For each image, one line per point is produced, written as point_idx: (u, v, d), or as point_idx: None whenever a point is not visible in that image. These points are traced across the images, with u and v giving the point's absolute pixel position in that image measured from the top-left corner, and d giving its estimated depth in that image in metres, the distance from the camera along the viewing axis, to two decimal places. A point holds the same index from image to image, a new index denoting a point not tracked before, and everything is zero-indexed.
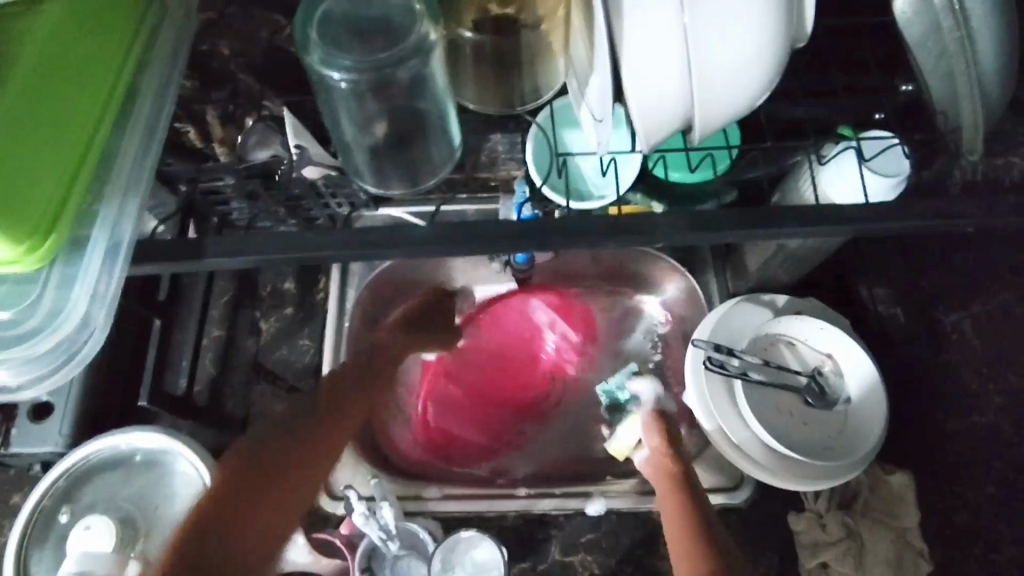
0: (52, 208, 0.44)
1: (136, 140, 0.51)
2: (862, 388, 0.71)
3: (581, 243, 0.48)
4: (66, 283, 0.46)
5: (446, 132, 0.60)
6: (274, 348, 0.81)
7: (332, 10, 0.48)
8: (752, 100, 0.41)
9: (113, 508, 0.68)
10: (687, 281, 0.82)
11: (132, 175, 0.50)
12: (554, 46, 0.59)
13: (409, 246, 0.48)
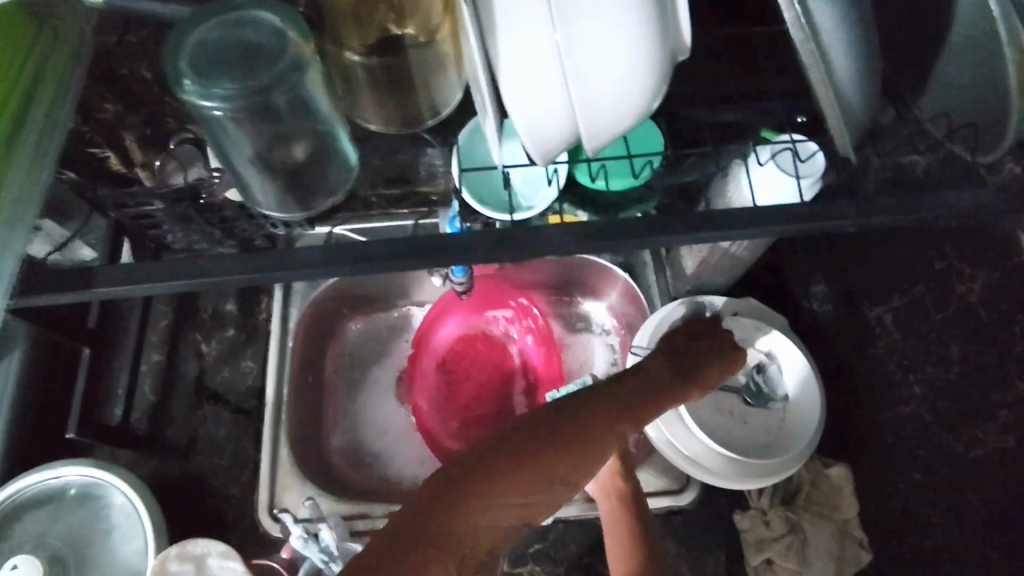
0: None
1: (28, 166, 0.51)
2: (797, 383, 0.72)
3: (489, 251, 0.48)
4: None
5: (346, 153, 0.61)
6: (216, 372, 0.81)
7: (205, 37, 0.48)
8: (637, 110, 0.43)
9: (41, 546, 0.66)
10: (628, 284, 0.85)
11: (20, 201, 0.50)
12: (445, 59, 0.62)
13: (323, 265, 0.47)
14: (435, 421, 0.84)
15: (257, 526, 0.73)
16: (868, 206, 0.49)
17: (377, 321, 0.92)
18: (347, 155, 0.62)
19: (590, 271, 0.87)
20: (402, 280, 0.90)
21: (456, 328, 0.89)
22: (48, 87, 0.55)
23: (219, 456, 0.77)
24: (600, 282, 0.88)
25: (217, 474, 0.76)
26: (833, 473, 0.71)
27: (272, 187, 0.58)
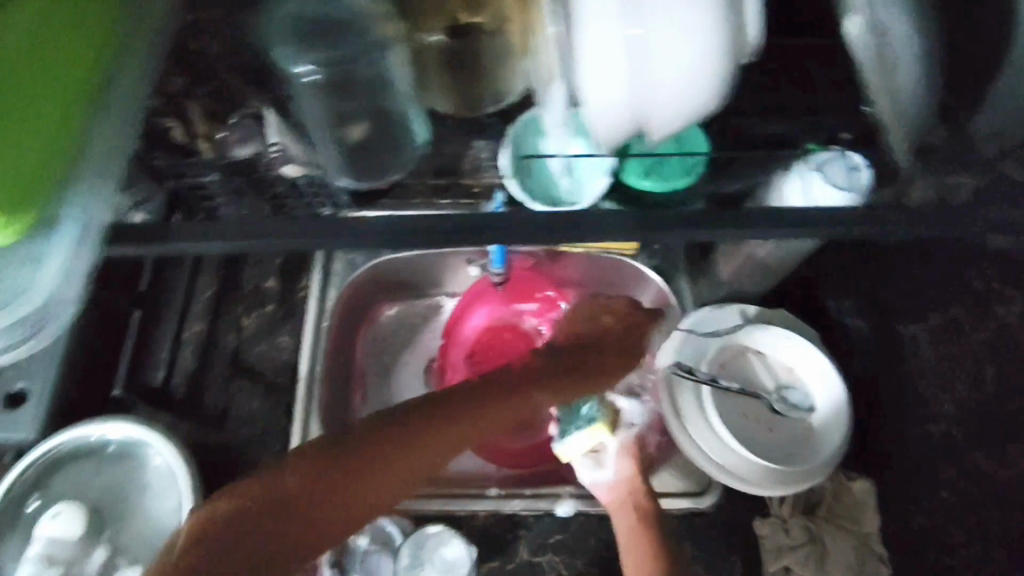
0: (21, 186, 0.47)
1: (115, 117, 0.53)
2: (824, 395, 0.73)
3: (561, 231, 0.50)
4: (44, 263, 0.48)
5: (414, 131, 0.63)
6: (253, 345, 0.83)
7: (301, 13, 0.62)
8: (700, 116, 0.44)
9: (84, 496, 0.69)
10: (662, 289, 0.85)
11: (106, 155, 0.51)
12: (514, 44, 0.65)
13: (382, 238, 0.49)
14: None
15: None
16: (913, 219, 0.50)
17: (409, 307, 0.93)
18: (414, 133, 0.63)
19: (623, 273, 0.87)
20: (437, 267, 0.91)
21: (482, 319, 0.91)
22: (132, 48, 0.57)
23: (253, 425, 0.79)
24: (632, 284, 0.89)
25: (251, 442, 0.78)
26: (856, 486, 0.72)
27: (341, 158, 0.63)
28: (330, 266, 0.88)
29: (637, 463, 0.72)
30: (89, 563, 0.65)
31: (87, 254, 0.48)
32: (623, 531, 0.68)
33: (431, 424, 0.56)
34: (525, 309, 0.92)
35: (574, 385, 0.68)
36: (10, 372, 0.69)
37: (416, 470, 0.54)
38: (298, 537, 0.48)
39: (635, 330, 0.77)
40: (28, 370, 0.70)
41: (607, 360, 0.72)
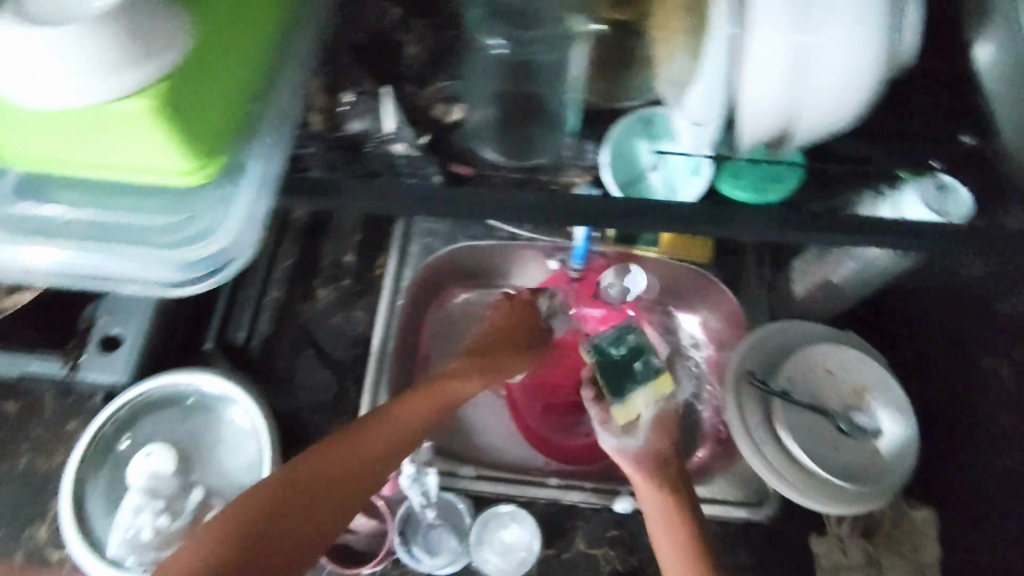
0: (220, 128, 0.46)
1: (297, 63, 0.53)
2: (893, 420, 0.72)
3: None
4: (221, 205, 0.49)
5: (560, 121, 0.64)
6: (328, 315, 0.84)
7: None
8: (844, 124, 0.47)
9: (171, 440, 0.72)
10: (733, 304, 0.86)
11: (282, 113, 0.51)
12: (665, 52, 0.58)
13: None
14: (535, 425, 0.86)
15: None
16: None
17: (481, 296, 0.94)
18: (563, 122, 0.64)
19: (694, 282, 0.88)
20: (512, 260, 0.91)
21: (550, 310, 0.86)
22: None
23: (322, 393, 0.80)
24: (701, 295, 0.89)
25: (319, 410, 0.79)
26: (916, 515, 0.72)
27: (497, 144, 0.62)
28: (407, 247, 0.89)
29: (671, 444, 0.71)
30: (189, 499, 0.67)
31: (265, 199, 0.49)
32: (658, 513, 0.66)
33: (375, 426, 0.64)
34: (591, 313, 0.88)
35: (470, 377, 0.75)
36: (108, 318, 0.73)
37: (380, 461, 0.63)
38: (311, 539, 0.56)
39: (535, 330, 0.84)
40: (123, 317, 0.73)
41: (521, 360, 0.80)
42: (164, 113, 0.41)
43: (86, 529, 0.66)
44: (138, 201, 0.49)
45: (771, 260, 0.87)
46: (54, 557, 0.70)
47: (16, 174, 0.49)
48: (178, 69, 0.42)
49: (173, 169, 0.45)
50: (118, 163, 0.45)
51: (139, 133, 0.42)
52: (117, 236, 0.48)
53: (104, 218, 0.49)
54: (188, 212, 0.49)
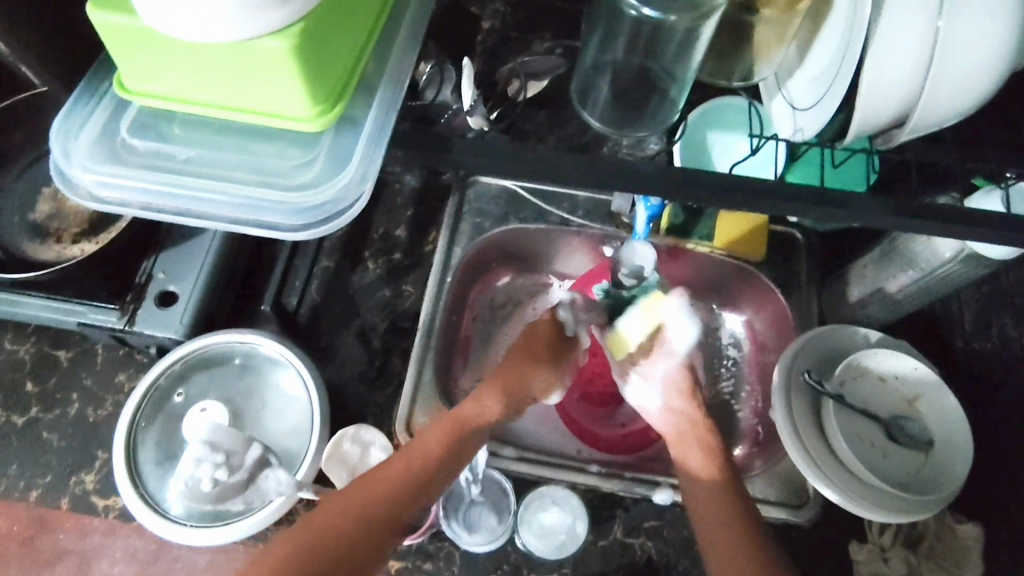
0: (342, 80, 0.44)
1: (410, 25, 0.53)
2: (946, 430, 0.71)
3: (763, 194, 0.46)
4: (334, 158, 0.47)
5: (671, 101, 0.61)
6: (377, 289, 0.84)
7: None
8: (962, 115, 0.46)
9: (223, 398, 0.73)
10: (781, 302, 0.83)
11: (395, 77, 0.50)
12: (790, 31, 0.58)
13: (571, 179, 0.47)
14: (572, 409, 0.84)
15: (393, 437, 0.76)
16: None
17: (526, 281, 0.92)
18: (669, 99, 0.61)
19: (742, 280, 0.86)
20: (559, 248, 0.90)
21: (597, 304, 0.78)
22: None
23: (366, 365, 0.80)
24: (749, 295, 0.87)
25: (362, 382, 0.79)
26: (962, 530, 0.71)
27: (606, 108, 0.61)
28: (459, 225, 0.88)
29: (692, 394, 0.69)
30: (248, 454, 0.64)
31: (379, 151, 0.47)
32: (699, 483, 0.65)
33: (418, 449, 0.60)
34: None
35: (488, 396, 0.66)
36: (165, 274, 0.73)
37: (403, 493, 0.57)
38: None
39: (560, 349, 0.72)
40: (180, 274, 0.73)
41: (540, 369, 0.69)
42: (302, 55, 0.39)
43: (138, 481, 0.67)
44: (250, 145, 0.48)
45: (823, 267, 0.86)
46: (99, 504, 0.71)
47: (139, 112, 0.48)
48: (322, 9, 0.40)
49: (292, 116, 0.43)
50: (241, 102, 0.43)
51: (274, 72, 0.40)
52: (226, 177, 0.47)
53: (214, 158, 0.47)
54: (301, 160, 0.48)
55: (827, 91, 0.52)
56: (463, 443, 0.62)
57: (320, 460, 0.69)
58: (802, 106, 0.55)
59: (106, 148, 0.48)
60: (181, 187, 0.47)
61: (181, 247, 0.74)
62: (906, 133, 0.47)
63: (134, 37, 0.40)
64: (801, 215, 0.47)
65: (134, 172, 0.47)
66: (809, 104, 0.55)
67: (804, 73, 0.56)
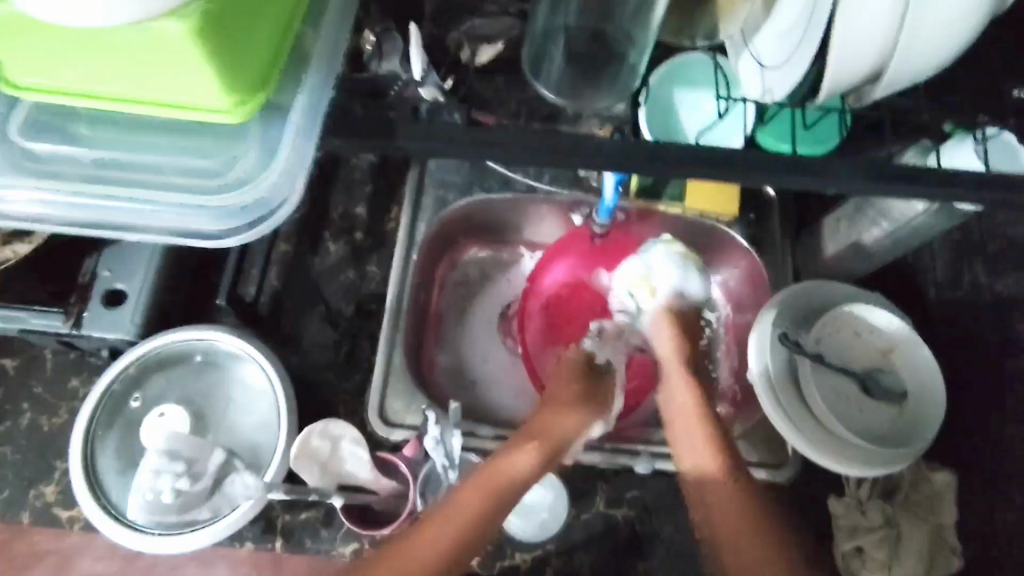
0: (264, 65, 0.40)
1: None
2: (920, 383, 0.71)
3: (731, 163, 0.44)
4: (262, 147, 0.44)
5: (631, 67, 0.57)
6: (341, 270, 0.81)
7: None
8: (940, 65, 0.44)
9: (184, 399, 0.70)
10: (751, 257, 0.82)
11: (327, 58, 0.46)
12: None
13: (527, 154, 0.43)
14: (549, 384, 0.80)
15: (366, 424, 0.74)
16: None
17: (494, 253, 0.89)
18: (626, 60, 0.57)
19: (717, 241, 0.84)
20: (531, 218, 0.87)
21: (564, 273, 0.81)
22: None
23: (335, 351, 0.77)
24: (722, 254, 0.85)
25: (330, 370, 0.76)
26: (937, 478, 0.71)
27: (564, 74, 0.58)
28: (421, 198, 0.84)
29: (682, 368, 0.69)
30: (210, 460, 0.63)
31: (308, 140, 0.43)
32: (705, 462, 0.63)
33: (470, 498, 0.54)
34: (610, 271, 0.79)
35: (520, 448, 0.58)
36: (111, 272, 0.68)
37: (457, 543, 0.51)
38: None
39: (595, 382, 0.67)
40: (127, 271, 0.68)
41: (570, 408, 0.63)
42: (203, 37, 0.36)
43: (99, 492, 0.64)
44: (166, 143, 0.44)
45: (796, 222, 0.85)
46: (64, 516, 0.68)
47: (40, 113, 0.44)
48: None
49: (207, 108, 0.39)
50: (150, 96, 0.39)
51: (176, 58, 0.36)
52: (145, 183, 0.43)
53: (127, 161, 0.43)
54: (225, 157, 0.44)
55: (796, 49, 0.49)
56: (499, 509, 0.54)
57: (291, 460, 0.64)
58: (770, 63, 0.52)
59: (7, 157, 0.44)
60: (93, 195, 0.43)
61: (125, 241, 0.69)
62: (882, 87, 0.45)
63: (19, 27, 0.36)
64: (773, 183, 0.45)
65: (38, 183, 0.43)
66: (777, 63, 0.51)
67: (769, 26, 0.52)
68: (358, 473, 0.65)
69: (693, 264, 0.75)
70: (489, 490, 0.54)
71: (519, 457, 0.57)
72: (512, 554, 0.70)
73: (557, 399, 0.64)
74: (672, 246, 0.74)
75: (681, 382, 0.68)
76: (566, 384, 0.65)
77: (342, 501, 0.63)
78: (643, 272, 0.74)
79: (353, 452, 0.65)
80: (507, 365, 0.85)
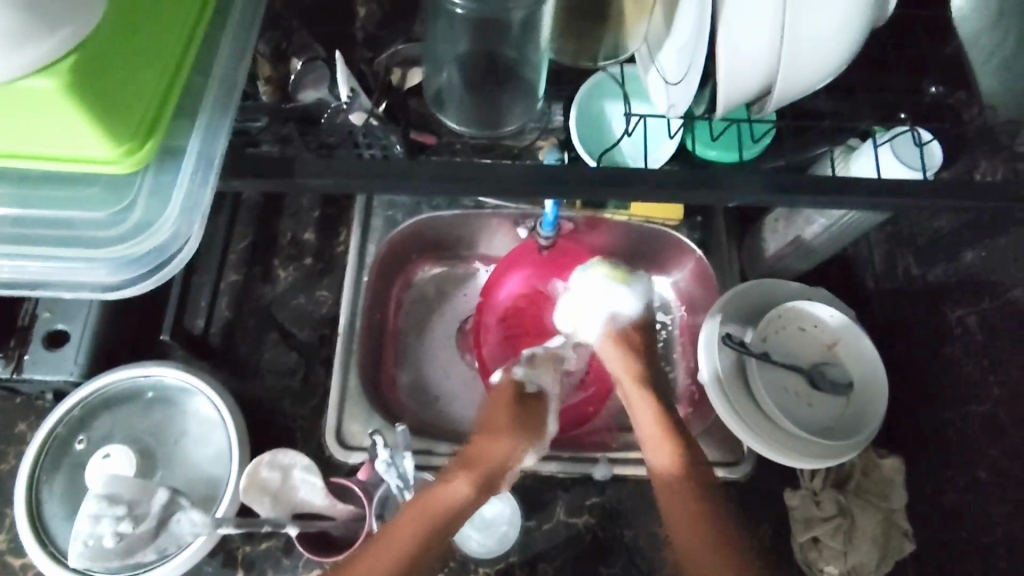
0: (150, 111, 0.41)
1: (235, 38, 0.49)
2: (859, 372, 0.73)
3: (643, 181, 0.46)
4: (168, 190, 0.44)
5: (533, 88, 0.60)
6: (291, 297, 0.80)
7: None
8: (826, 76, 0.46)
9: (131, 438, 0.69)
10: (701, 261, 0.84)
11: (219, 102, 0.47)
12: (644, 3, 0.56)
13: (443, 180, 0.45)
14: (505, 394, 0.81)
15: (323, 449, 0.74)
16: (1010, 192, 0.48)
17: (448, 269, 0.90)
18: (534, 89, 0.61)
19: (663, 243, 0.86)
20: (483, 232, 0.87)
21: (519, 284, 0.83)
22: None
23: (289, 377, 0.77)
24: (669, 257, 0.87)
25: (284, 396, 0.76)
26: (885, 464, 0.71)
27: (469, 103, 0.60)
28: (369, 219, 0.84)
29: (639, 383, 0.66)
30: (152, 501, 0.59)
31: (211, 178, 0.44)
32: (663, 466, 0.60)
33: (417, 517, 0.52)
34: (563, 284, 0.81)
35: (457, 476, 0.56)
36: (52, 312, 0.68)
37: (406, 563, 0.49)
38: None
39: (527, 411, 0.65)
40: (68, 311, 0.68)
41: (505, 434, 0.61)
42: (79, 94, 0.37)
43: (46, 538, 0.64)
44: (56, 194, 0.44)
45: (742, 222, 0.86)
46: (15, 563, 0.66)
47: None
48: (90, 42, 0.38)
49: (95, 159, 0.40)
50: (36, 149, 0.40)
51: (57, 117, 0.38)
52: (56, 236, 0.44)
53: (37, 215, 0.44)
54: (117, 205, 0.44)
55: (690, 66, 0.50)
56: (444, 534, 0.52)
57: (241, 493, 0.63)
58: (673, 80, 0.53)
59: None
60: (3, 250, 0.43)
61: None
62: (775, 100, 0.47)
63: None
64: (686, 194, 0.46)
65: None
66: (678, 78, 0.52)
67: (670, 42, 0.54)
68: (312, 499, 0.65)
69: (620, 282, 0.73)
70: (432, 518, 0.52)
71: (456, 483, 0.55)
72: (476, 569, 0.70)
73: (499, 424, 0.62)
74: (598, 268, 0.74)
75: (639, 394, 0.65)
76: (506, 414, 0.63)
77: (296, 529, 0.62)
78: (583, 313, 0.72)
79: (306, 479, 0.65)
80: (466, 378, 0.85)
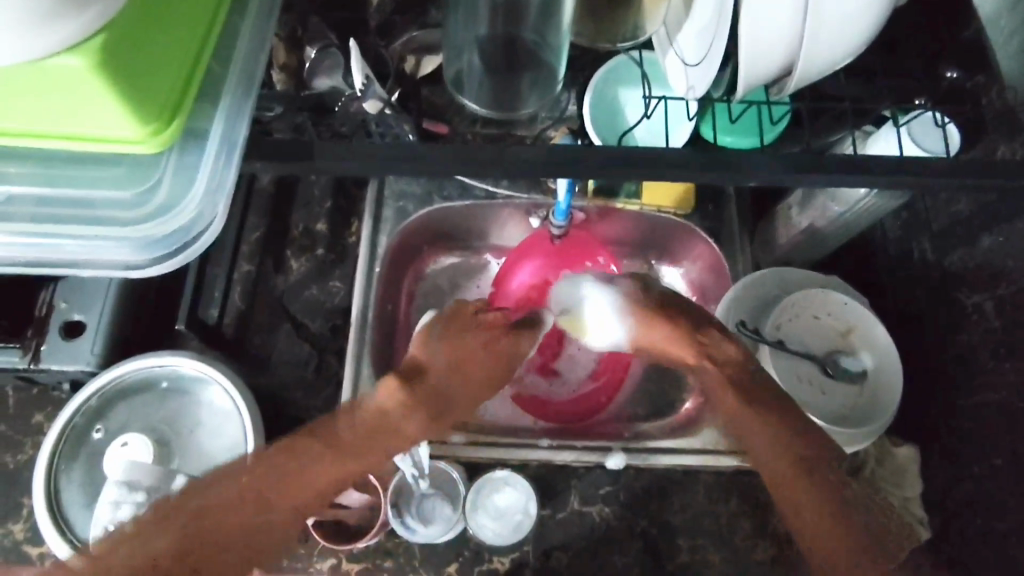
0: (176, 93, 0.42)
1: (256, 23, 0.50)
2: (876, 357, 0.72)
3: (662, 162, 0.45)
4: (188, 173, 0.44)
5: (551, 73, 0.61)
6: (304, 287, 0.80)
7: None
8: (848, 55, 0.45)
9: (147, 427, 0.70)
10: (712, 249, 0.83)
11: (240, 85, 0.47)
12: None
13: (461, 163, 0.45)
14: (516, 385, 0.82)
15: None
16: None
17: (461, 260, 0.90)
18: (552, 79, 0.61)
19: (672, 231, 0.85)
20: (495, 223, 0.87)
21: (529, 275, 0.83)
22: None
23: (302, 367, 0.77)
24: (680, 245, 0.87)
25: (298, 387, 0.76)
26: (901, 452, 0.72)
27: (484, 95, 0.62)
28: (381, 210, 0.84)
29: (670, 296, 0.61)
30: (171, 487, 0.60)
31: (232, 160, 0.44)
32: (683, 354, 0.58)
33: None
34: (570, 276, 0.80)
35: None
36: (68, 303, 0.68)
37: None
38: None
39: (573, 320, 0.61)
40: (84, 300, 0.68)
41: None
42: (107, 72, 0.38)
43: (65, 526, 0.65)
44: (77, 175, 0.44)
45: (755, 211, 0.86)
46: (34, 552, 0.67)
47: None
48: (119, 22, 0.38)
49: (123, 139, 0.40)
50: (63, 128, 0.40)
51: (86, 96, 0.38)
52: (78, 218, 0.44)
53: (60, 198, 0.44)
54: (138, 188, 0.44)
55: (713, 45, 0.50)
56: None
57: None
58: (693, 62, 0.53)
59: None
60: (27, 233, 0.44)
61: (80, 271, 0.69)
62: (797, 80, 0.46)
63: None
64: (705, 177, 0.46)
65: None
66: (697, 60, 0.53)
67: (690, 23, 0.54)
68: None
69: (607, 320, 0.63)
70: None
71: None
72: (491, 558, 0.70)
73: None
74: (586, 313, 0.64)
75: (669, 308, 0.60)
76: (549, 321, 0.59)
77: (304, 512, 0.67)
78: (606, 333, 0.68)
79: None
80: None
